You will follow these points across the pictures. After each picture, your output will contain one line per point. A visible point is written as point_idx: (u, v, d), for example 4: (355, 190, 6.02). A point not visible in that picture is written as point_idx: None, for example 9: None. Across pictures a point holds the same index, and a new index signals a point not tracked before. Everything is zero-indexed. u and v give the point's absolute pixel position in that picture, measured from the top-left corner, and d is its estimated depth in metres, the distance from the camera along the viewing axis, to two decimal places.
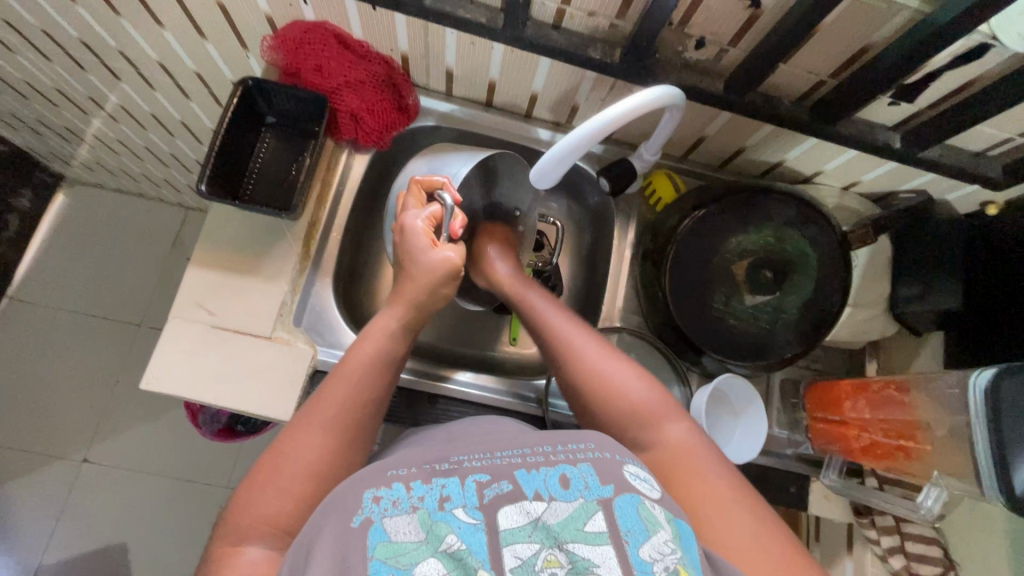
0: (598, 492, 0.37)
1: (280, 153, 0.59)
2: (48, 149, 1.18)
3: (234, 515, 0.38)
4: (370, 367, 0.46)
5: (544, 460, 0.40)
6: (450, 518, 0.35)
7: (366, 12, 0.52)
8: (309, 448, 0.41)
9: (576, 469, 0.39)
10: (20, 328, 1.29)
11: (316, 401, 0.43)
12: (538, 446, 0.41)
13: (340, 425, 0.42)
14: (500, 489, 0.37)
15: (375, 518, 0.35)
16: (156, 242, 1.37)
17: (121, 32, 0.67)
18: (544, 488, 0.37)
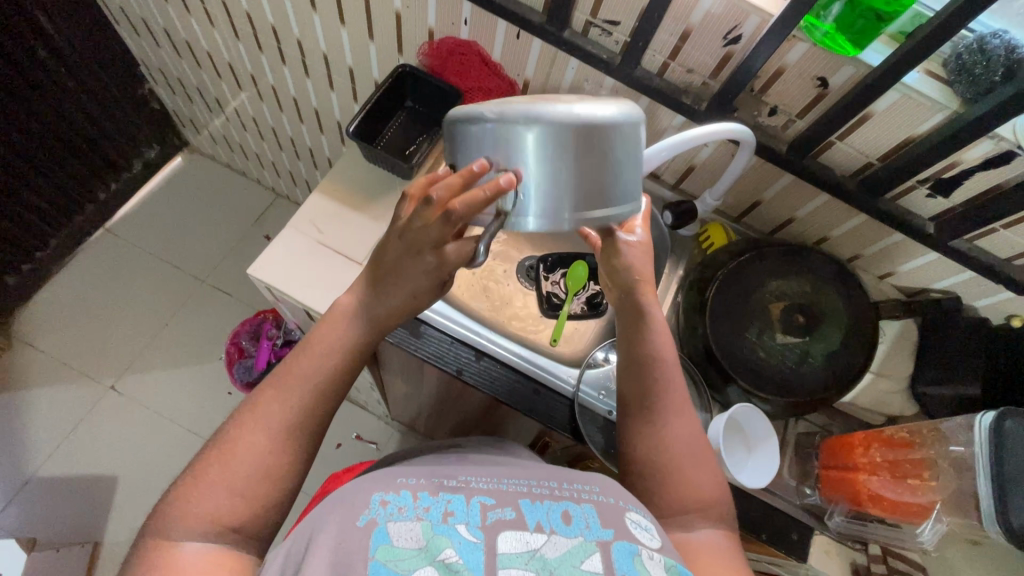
0: (597, 534, 0.41)
1: (408, 129, 0.72)
2: (190, 115, 1.38)
3: (176, 511, 0.40)
4: (320, 360, 0.47)
5: (549, 496, 0.45)
6: (452, 533, 0.39)
7: (511, 39, 0.66)
8: (249, 448, 0.42)
9: (578, 510, 0.43)
10: (101, 257, 1.42)
11: (261, 403, 0.45)
12: (544, 482, 0.47)
13: (287, 424, 0.44)
14: (503, 515, 0.42)
15: (380, 520, 0.40)
16: (242, 216, 1.53)
17: (308, 24, 0.84)
18: (545, 521, 0.42)
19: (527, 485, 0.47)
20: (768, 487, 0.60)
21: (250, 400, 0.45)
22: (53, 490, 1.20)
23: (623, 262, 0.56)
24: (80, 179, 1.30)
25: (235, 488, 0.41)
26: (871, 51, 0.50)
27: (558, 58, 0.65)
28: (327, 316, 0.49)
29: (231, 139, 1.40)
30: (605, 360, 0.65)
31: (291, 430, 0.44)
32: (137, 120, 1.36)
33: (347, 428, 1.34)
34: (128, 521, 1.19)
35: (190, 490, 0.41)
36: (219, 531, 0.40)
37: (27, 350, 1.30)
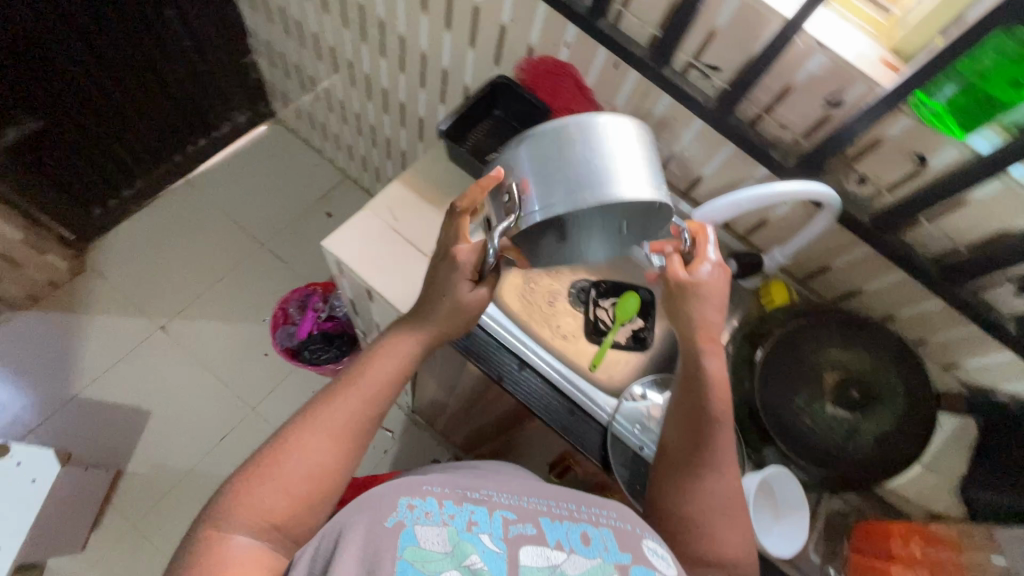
0: (615, 558, 0.43)
1: (491, 137, 0.73)
2: (283, 88, 1.47)
3: (230, 504, 0.43)
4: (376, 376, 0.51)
5: (569, 515, 0.46)
6: (476, 541, 0.41)
7: (608, 68, 0.68)
8: (305, 453, 0.46)
9: (596, 532, 0.45)
10: (176, 204, 1.51)
11: (318, 411, 0.48)
12: (562, 503, 0.48)
13: (339, 435, 0.47)
14: (525, 529, 0.44)
15: (408, 523, 0.40)
16: (310, 190, 1.60)
17: (415, 24, 0.89)
18: (564, 540, 0.44)
19: (547, 503, 0.48)
20: (790, 558, 0.58)
21: (310, 406, 0.49)
22: (91, 412, 1.27)
23: (687, 305, 0.53)
24: (174, 130, 1.39)
25: (286, 488, 0.44)
26: (979, 137, 0.48)
27: (651, 92, 0.67)
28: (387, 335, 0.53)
29: (315, 117, 1.48)
30: (642, 396, 0.65)
31: (342, 443, 0.47)
32: (235, 85, 1.45)
33: None
34: (151, 456, 1.24)
35: (245, 486, 0.44)
36: (265, 528, 0.43)
37: (95, 278, 1.39)
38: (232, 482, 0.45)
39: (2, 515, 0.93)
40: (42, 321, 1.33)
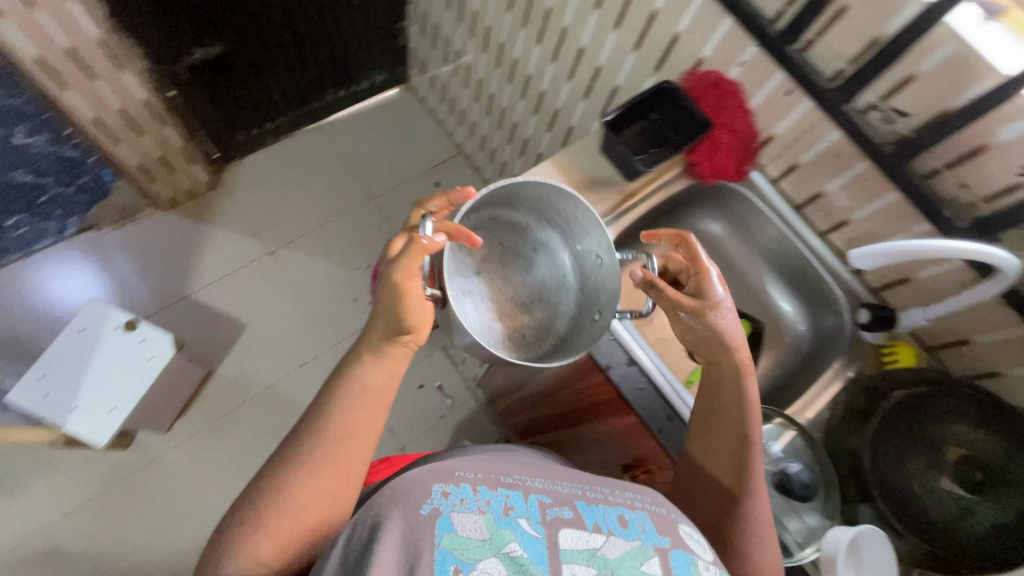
0: (653, 541, 0.46)
1: (645, 136, 0.73)
2: (425, 57, 1.55)
3: (231, 547, 0.45)
4: (365, 400, 0.53)
5: (604, 500, 0.49)
6: (514, 526, 0.43)
7: (780, 93, 0.70)
8: (303, 493, 0.48)
9: (633, 516, 0.48)
10: (303, 144, 1.62)
11: (309, 449, 0.50)
12: (596, 489, 0.51)
13: (332, 467, 0.50)
14: (562, 514, 0.46)
15: (443, 510, 0.42)
16: (425, 158, 1.68)
17: (582, 18, 0.92)
18: (602, 523, 0.46)
19: (580, 487, 0.51)
20: None
21: (300, 447, 0.50)
22: (196, 313, 1.39)
23: (715, 327, 0.59)
24: (322, 78, 1.50)
25: (289, 522, 0.46)
26: None
27: (820, 124, 0.68)
28: (379, 362, 0.55)
29: (448, 90, 1.55)
30: None
31: (335, 472, 0.50)
32: (383, 46, 1.54)
33: (434, 374, 1.43)
34: (238, 365, 1.35)
35: (242, 527, 0.46)
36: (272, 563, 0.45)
37: (225, 196, 1.52)
38: (231, 525, 0.47)
39: (127, 378, 1.06)
40: (174, 223, 1.47)
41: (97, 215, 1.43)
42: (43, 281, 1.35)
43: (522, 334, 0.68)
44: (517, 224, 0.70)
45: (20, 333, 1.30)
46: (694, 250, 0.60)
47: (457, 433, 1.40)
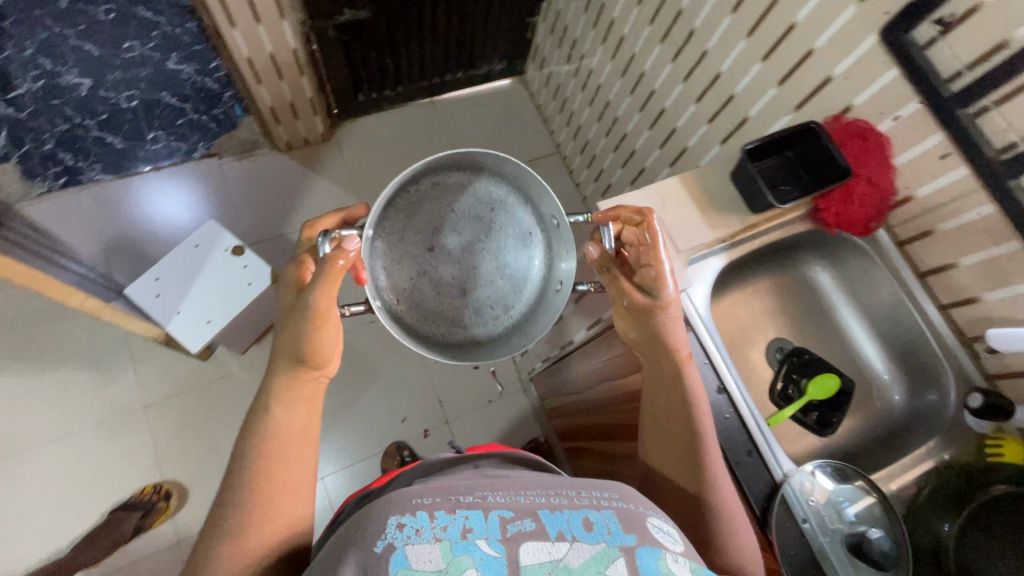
0: (619, 540, 0.49)
1: (775, 173, 0.73)
2: (547, 55, 1.58)
3: None
4: (283, 442, 0.59)
5: (568, 505, 0.52)
6: (472, 550, 0.46)
7: (933, 156, 0.68)
8: (248, 540, 0.52)
9: (599, 516, 0.51)
10: (413, 116, 1.69)
11: (241, 498, 0.54)
12: (562, 492, 0.54)
13: (264, 506, 0.54)
14: (522, 526, 0.49)
15: (398, 544, 0.45)
16: (524, 152, 1.73)
17: (725, 47, 0.91)
18: (566, 529, 0.49)
19: (546, 495, 0.54)
20: None
21: (232, 501, 0.54)
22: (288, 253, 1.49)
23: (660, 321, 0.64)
24: (446, 57, 1.56)
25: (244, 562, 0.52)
26: None
27: (970, 196, 0.66)
28: (289, 412, 0.60)
29: (564, 91, 1.57)
30: (812, 475, 0.64)
31: (272, 505, 0.55)
32: (509, 37, 1.58)
33: None
34: None
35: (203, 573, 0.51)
36: None
37: (335, 150, 1.61)
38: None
39: (224, 298, 1.14)
40: (285, 165, 1.57)
41: (220, 145, 1.54)
42: (153, 199, 1.46)
43: (494, 308, 0.74)
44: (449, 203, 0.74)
45: (135, 239, 1.42)
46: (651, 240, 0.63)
47: (501, 420, 1.43)
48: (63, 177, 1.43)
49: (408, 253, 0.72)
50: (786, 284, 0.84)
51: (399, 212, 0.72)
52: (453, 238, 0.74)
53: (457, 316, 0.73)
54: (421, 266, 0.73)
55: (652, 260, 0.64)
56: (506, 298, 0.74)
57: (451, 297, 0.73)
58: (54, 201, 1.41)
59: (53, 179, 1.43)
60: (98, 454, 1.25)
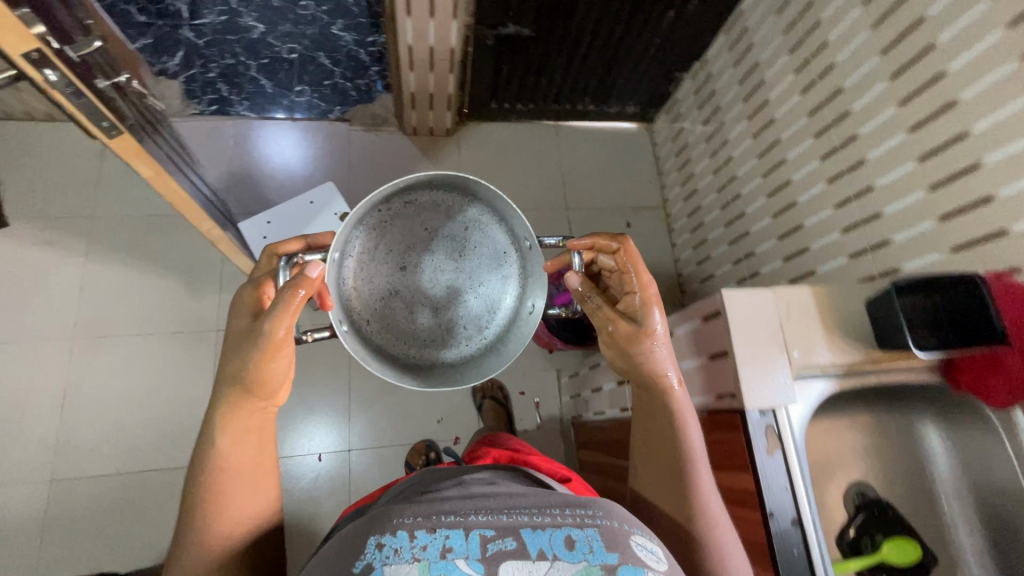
0: (602, 559, 0.46)
1: (925, 315, 0.67)
2: (684, 112, 1.57)
3: None
4: (229, 476, 0.59)
5: (551, 522, 0.50)
6: (450, 567, 0.44)
7: None
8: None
9: (583, 535, 0.48)
10: (534, 134, 1.71)
11: (189, 535, 0.57)
12: (547, 512, 0.52)
13: (212, 543, 0.57)
14: (504, 545, 0.47)
15: (376, 565, 0.44)
16: (629, 198, 1.71)
17: (892, 161, 0.88)
18: (548, 548, 0.47)
19: (529, 512, 0.52)
20: None
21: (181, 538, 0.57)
22: None
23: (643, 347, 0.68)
24: (585, 89, 1.57)
25: None
26: None
27: None
28: (232, 448, 0.60)
29: (689, 151, 1.56)
30: None
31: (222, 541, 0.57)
32: (652, 85, 1.58)
33: (538, 390, 1.46)
34: None
35: None
36: None
37: (453, 146, 1.66)
38: None
39: None
40: (404, 146, 1.64)
41: (353, 113, 1.64)
42: (269, 133, 1.60)
43: (470, 328, 0.80)
44: (419, 220, 0.78)
45: (255, 176, 1.54)
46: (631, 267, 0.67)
47: None
48: (214, 106, 1.57)
49: (382, 271, 0.77)
50: (885, 428, 0.81)
51: (372, 231, 0.76)
52: (428, 257, 0.79)
53: (434, 336, 0.79)
54: (393, 280, 0.77)
55: (636, 286, 0.68)
56: (483, 318, 0.80)
57: (427, 318, 0.79)
58: (194, 121, 1.56)
59: (206, 104, 1.57)
60: (166, 359, 1.34)
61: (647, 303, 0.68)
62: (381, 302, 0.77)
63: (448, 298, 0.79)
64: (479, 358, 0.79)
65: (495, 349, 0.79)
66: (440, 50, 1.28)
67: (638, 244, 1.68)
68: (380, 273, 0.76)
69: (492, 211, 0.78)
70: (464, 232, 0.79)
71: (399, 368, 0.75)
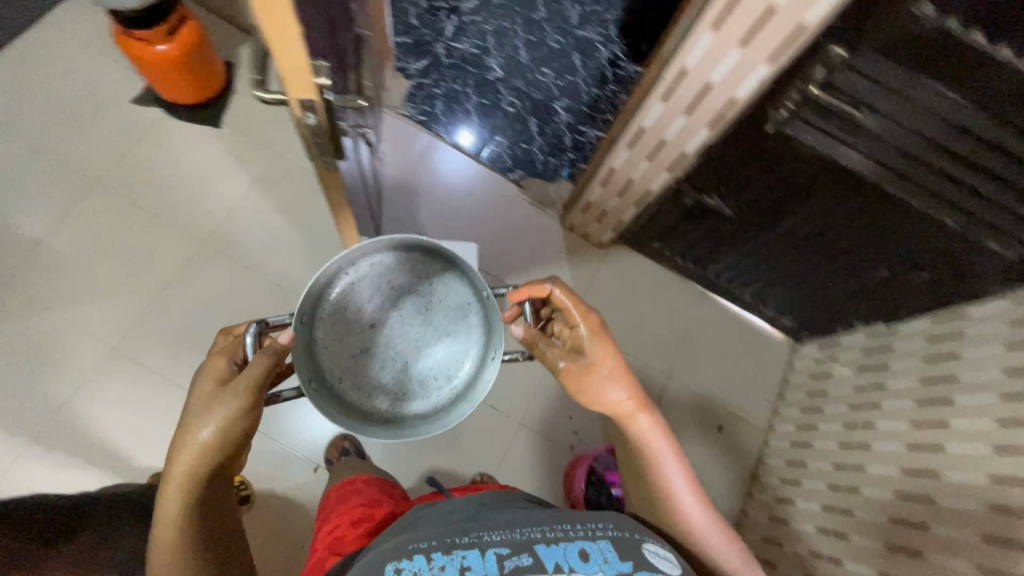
0: (615, 567, 0.56)
1: None
2: (840, 362, 1.41)
3: None
4: (178, 516, 0.72)
5: (564, 540, 0.59)
6: None
7: None
8: None
9: (596, 547, 0.58)
10: (677, 288, 1.63)
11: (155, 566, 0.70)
12: (558, 527, 0.62)
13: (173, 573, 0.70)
14: (520, 561, 0.56)
15: None
16: (735, 402, 1.57)
17: None
18: (563, 560, 0.56)
19: (541, 531, 0.61)
20: None
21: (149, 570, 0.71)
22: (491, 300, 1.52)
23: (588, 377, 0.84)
24: (753, 281, 1.47)
25: None
26: None
27: None
28: (175, 499, 0.72)
29: (824, 401, 1.39)
30: None
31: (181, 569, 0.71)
32: (823, 315, 1.44)
33: None
34: None
35: None
36: None
37: (597, 258, 1.63)
38: None
39: None
40: (554, 234, 1.64)
41: (528, 182, 1.67)
42: (451, 155, 1.67)
43: (441, 379, 0.94)
44: (388, 276, 0.92)
45: (421, 194, 1.62)
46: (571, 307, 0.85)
47: None
48: (421, 117, 1.68)
49: (354, 330, 0.92)
50: None
51: (342, 289, 0.90)
52: (396, 314, 0.93)
53: (409, 390, 0.93)
54: (370, 331, 0.93)
55: (577, 324, 0.86)
56: (452, 371, 0.94)
57: (403, 372, 0.93)
58: (400, 121, 1.67)
59: (417, 112, 1.68)
60: (254, 307, 1.43)
61: (592, 332, 0.85)
62: (355, 357, 0.91)
63: (415, 352, 0.93)
64: (448, 407, 0.93)
65: (463, 399, 0.92)
66: (638, 185, 1.26)
67: (718, 454, 1.52)
68: (357, 329, 0.92)
69: (451, 266, 0.93)
70: (428, 286, 0.94)
71: (367, 412, 0.90)
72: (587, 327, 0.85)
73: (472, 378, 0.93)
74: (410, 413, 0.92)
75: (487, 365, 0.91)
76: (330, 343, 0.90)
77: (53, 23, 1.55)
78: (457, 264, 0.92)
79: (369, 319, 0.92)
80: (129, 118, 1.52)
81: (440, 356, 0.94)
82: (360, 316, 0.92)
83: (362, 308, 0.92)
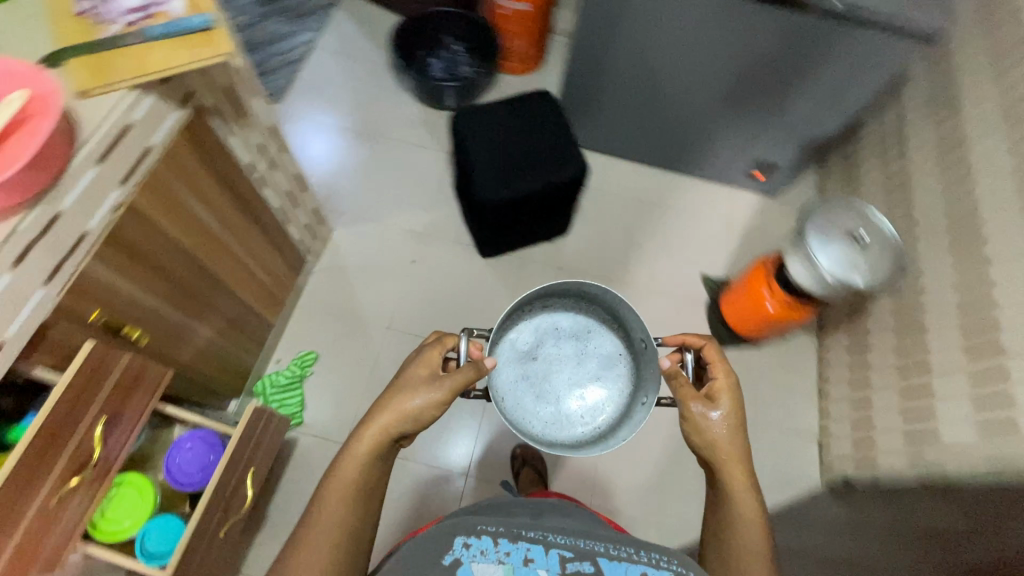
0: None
1: None
2: None
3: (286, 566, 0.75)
4: (361, 466, 0.82)
5: (625, 559, 0.61)
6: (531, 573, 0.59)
7: None
8: (318, 546, 0.76)
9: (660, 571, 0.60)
10: None
11: (327, 500, 0.79)
12: (616, 547, 0.63)
13: (337, 516, 0.78)
14: (578, 566, 0.60)
15: (464, 563, 0.60)
16: None
17: None
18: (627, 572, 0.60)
19: (604, 544, 0.63)
20: None
21: (315, 501, 0.80)
22: None
23: (712, 438, 0.88)
24: None
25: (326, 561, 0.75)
26: None
27: None
28: (356, 450, 0.83)
29: None
30: None
31: (343, 515, 0.79)
32: None
33: None
34: None
35: (291, 555, 0.75)
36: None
37: None
38: (283, 555, 0.76)
39: None
40: None
41: None
42: None
43: (589, 416, 1.18)
44: (556, 316, 1.23)
45: None
46: (714, 355, 0.95)
47: None
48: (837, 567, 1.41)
49: (515, 353, 1.21)
50: None
51: (513, 322, 1.20)
52: (552, 344, 1.22)
53: (556, 421, 1.18)
54: (532, 357, 1.21)
55: (717, 377, 0.93)
56: (596, 412, 1.18)
57: (549, 401, 1.19)
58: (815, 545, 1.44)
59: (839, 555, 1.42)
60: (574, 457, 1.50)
61: (731, 388, 0.91)
62: (516, 381, 1.19)
63: (569, 385, 1.20)
64: (593, 437, 1.16)
65: (605, 433, 1.15)
66: None
67: None
68: (518, 353, 1.21)
69: (607, 314, 1.22)
70: (587, 332, 1.23)
71: (534, 426, 1.17)
72: (727, 382, 0.92)
73: (615, 419, 1.16)
74: (558, 438, 1.16)
75: (637, 408, 1.12)
76: (500, 366, 1.19)
77: (726, 198, 1.89)
78: (614, 320, 1.21)
79: (529, 342, 1.22)
80: (681, 281, 1.75)
81: (591, 395, 1.19)
82: (523, 342, 1.21)
83: (525, 338, 1.22)
